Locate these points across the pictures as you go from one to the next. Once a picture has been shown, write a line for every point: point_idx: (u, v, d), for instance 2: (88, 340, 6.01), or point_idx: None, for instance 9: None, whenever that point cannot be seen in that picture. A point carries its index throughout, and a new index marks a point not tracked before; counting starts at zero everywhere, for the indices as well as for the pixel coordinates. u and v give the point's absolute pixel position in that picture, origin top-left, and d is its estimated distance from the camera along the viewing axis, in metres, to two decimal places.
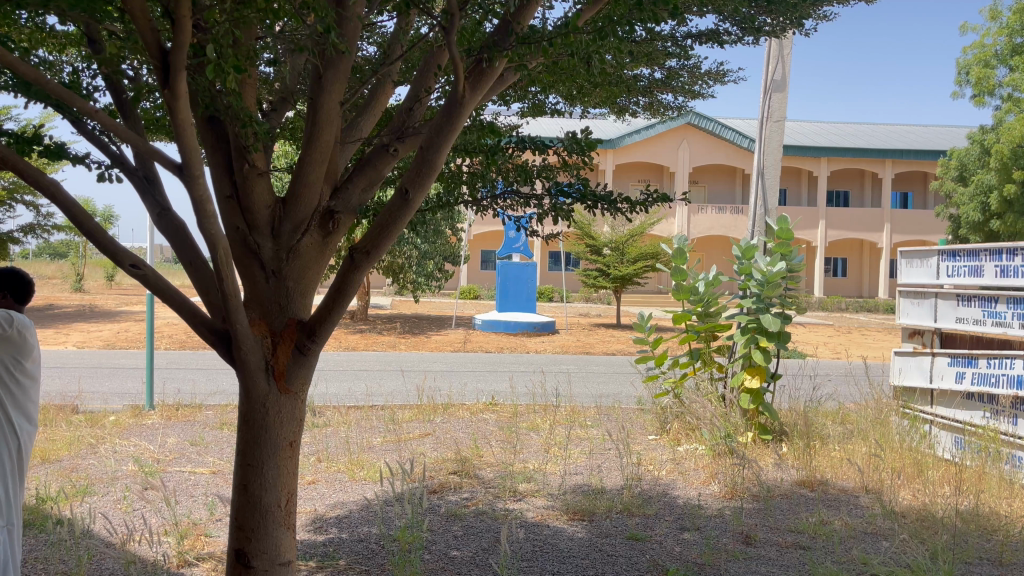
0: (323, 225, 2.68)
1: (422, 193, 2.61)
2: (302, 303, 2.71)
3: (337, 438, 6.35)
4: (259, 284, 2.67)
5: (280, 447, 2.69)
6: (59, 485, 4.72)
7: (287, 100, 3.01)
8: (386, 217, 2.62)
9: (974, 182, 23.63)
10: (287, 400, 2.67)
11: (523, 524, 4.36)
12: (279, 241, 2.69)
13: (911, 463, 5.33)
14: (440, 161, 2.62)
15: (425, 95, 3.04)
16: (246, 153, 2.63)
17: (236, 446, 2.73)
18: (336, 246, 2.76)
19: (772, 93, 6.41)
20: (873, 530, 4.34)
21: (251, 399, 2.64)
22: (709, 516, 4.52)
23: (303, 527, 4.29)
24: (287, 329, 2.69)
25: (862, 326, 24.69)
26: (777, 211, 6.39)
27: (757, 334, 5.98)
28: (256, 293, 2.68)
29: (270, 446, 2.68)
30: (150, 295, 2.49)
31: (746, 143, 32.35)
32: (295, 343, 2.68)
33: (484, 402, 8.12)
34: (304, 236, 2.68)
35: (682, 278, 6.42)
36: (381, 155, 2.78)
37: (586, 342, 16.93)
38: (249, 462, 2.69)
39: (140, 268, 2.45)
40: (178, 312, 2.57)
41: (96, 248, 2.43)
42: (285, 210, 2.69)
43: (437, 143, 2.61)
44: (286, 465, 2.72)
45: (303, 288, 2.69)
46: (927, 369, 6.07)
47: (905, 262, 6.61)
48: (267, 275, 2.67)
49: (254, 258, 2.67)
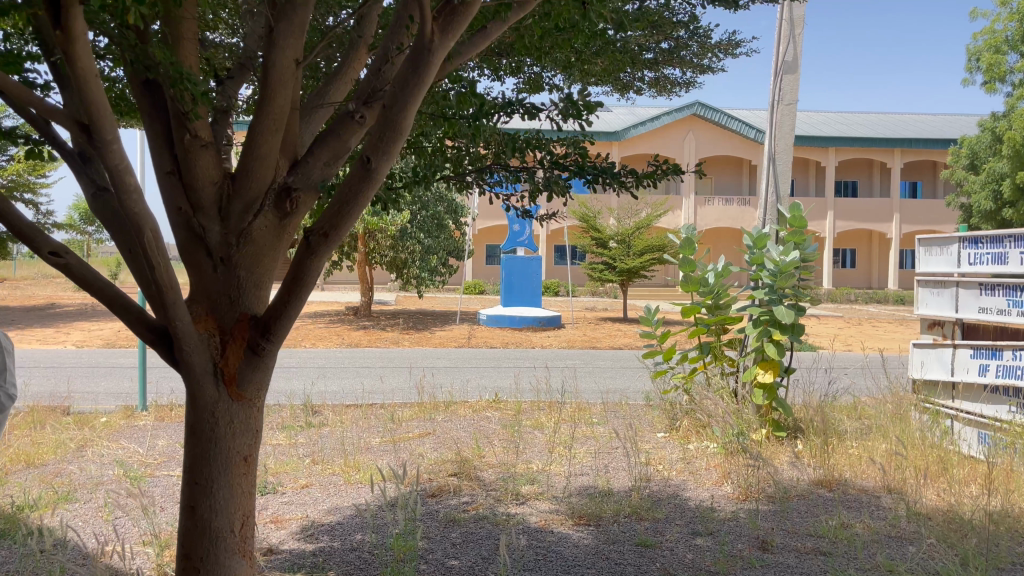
0: (278, 204, 2.43)
1: (388, 161, 2.34)
2: (256, 296, 2.49)
3: (334, 438, 6.14)
4: (207, 275, 2.46)
5: (233, 463, 2.48)
6: (40, 491, 4.51)
7: (246, 68, 2.81)
8: (346, 191, 2.36)
9: (985, 170, 23.26)
10: (239, 408, 2.46)
11: (525, 530, 4.12)
12: (228, 225, 2.47)
13: (935, 460, 5.08)
14: (406, 122, 2.35)
15: (396, 54, 2.80)
16: (186, 122, 2.43)
17: (184, 463, 2.51)
18: (294, 230, 2.52)
19: (783, 75, 6.09)
20: (898, 534, 4.09)
21: (198, 407, 2.44)
22: (722, 520, 4.27)
23: (292, 535, 4.05)
24: (239, 326, 2.46)
25: (873, 317, 24.36)
26: (790, 198, 6.11)
27: (770, 327, 5.75)
28: (204, 285, 2.47)
29: (220, 462, 2.47)
30: (74, 284, 2.27)
31: (753, 134, 32.09)
32: (247, 342, 2.45)
33: (487, 399, 7.88)
34: (256, 217, 2.45)
35: (691, 269, 6.17)
36: (346, 124, 2.56)
37: (592, 336, 16.65)
38: (197, 480, 2.47)
39: (61, 255, 2.22)
40: (112, 306, 2.35)
41: (13, 230, 2.20)
42: (235, 187, 2.48)
43: (403, 99, 2.35)
44: (239, 483, 2.50)
45: (257, 279, 2.46)
46: (948, 361, 5.80)
47: (924, 250, 6.33)
48: (215, 264, 2.45)
49: (200, 245, 2.46)
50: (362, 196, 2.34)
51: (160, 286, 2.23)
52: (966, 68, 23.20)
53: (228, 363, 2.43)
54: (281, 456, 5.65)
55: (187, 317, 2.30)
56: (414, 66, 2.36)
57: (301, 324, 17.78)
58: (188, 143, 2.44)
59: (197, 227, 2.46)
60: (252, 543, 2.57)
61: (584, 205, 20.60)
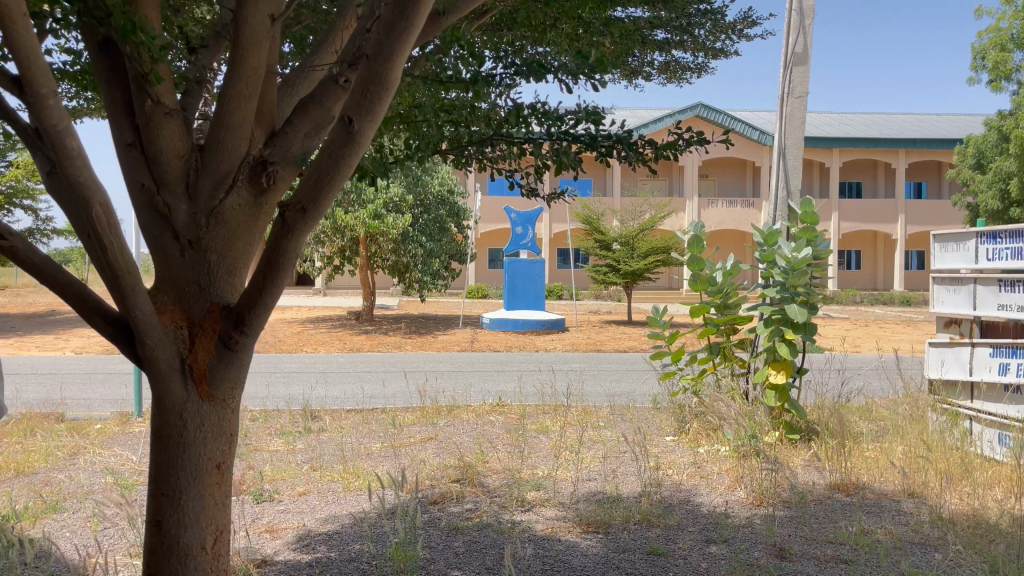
0: (252, 177, 2.31)
1: (371, 125, 2.22)
2: (227, 283, 2.36)
3: (336, 443, 5.97)
4: (173, 262, 2.33)
5: (204, 470, 2.35)
6: (26, 501, 4.35)
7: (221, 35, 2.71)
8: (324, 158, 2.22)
9: (992, 169, 23.06)
10: (210, 409, 2.33)
11: (531, 538, 3.94)
12: (196, 202, 2.34)
13: (957, 463, 4.90)
14: (395, 75, 2.24)
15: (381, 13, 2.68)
16: (147, 87, 2.30)
17: (150, 474, 2.38)
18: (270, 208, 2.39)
19: (793, 67, 5.90)
20: (922, 540, 3.90)
21: (166, 410, 2.31)
22: (737, 526, 4.09)
23: (288, 545, 3.88)
24: (209, 317, 2.34)
25: (879, 319, 24.14)
26: (801, 193, 5.94)
27: (782, 326, 5.58)
28: (172, 274, 2.34)
29: (190, 471, 2.33)
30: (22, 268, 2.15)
31: (756, 135, 31.78)
32: (218, 334, 2.32)
33: (491, 403, 7.71)
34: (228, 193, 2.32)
35: (700, 268, 5.99)
36: (329, 89, 2.42)
37: (597, 339, 16.46)
38: (165, 492, 2.34)
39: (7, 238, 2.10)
40: (65, 292, 2.23)
41: None
42: (204, 161, 2.35)
43: (387, 51, 2.21)
44: (210, 494, 2.36)
45: (229, 264, 2.33)
46: (966, 360, 5.62)
47: (939, 246, 6.15)
48: (182, 248, 2.32)
49: (165, 225, 2.33)
50: (342, 162, 2.21)
51: (115, 272, 2.12)
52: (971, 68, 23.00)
53: (198, 358, 2.30)
54: (280, 462, 5.49)
55: (147, 307, 2.17)
56: (401, 11, 2.21)
57: (302, 330, 17.64)
58: (151, 111, 2.32)
59: (161, 206, 2.32)
60: (228, 555, 2.45)
61: (588, 206, 20.47)
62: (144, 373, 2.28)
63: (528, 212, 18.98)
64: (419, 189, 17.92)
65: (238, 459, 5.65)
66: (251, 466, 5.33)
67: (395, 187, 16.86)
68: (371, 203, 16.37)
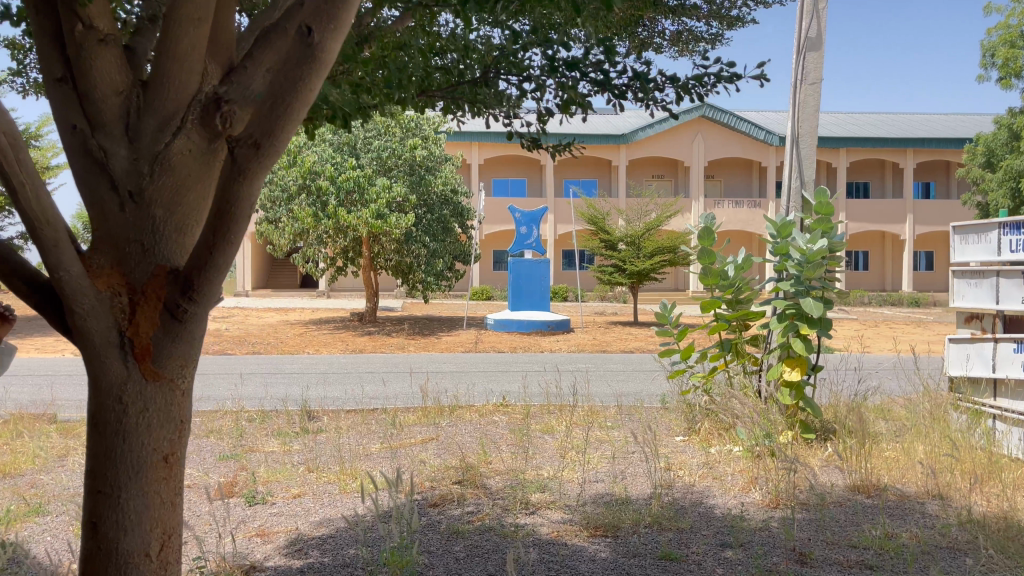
0: (202, 115, 2.16)
1: (328, 36, 2.11)
2: (175, 244, 2.19)
3: (334, 444, 5.77)
4: (111, 218, 2.17)
5: (148, 463, 2.16)
6: (8, 504, 4.16)
7: None
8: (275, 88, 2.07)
9: (1003, 168, 22.79)
10: (154, 390, 2.15)
11: (536, 542, 3.73)
12: (137, 147, 2.18)
13: (983, 463, 4.67)
14: None
15: None
16: (78, 14, 2.16)
17: (86, 469, 2.19)
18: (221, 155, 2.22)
19: (806, 52, 5.69)
20: (951, 545, 3.68)
21: (103, 387, 2.13)
22: (754, 529, 3.88)
23: (280, 550, 3.67)
24: (153, 281, 2.16)
25: (887, 319, 23.89)
26: (815, 184, 5.73)
27: (797, 321, 5.37)
28: (110, 230, 2.18)
29: (132, 465, 2.15)
30: None
31: (763, 135, 31.43)
32: (163, 303, 2.14)
33: (495, 403, 7.50)
34: (175, 137, 2.15)
35: (711, 261, 5.75)
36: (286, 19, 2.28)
37: (603, 340, 16.25)
38: (100, 487, 2.15)
39: None
40: None
41: None
42: (147, 101, 2.20)
43: None
44: (154, 489, 2.17)
45: (176, 222, 2.17)
46: (989, 357, 5.38)
47: (960, 238, 5.92)
48: (123, 201, 2.15)
49: (102, 173, 2.16)
50: (300, 84, 2.08)
51: (33, 221, 1.95)
52: (980, 65, 22.82)
53: (139, 331, 2.11)
54: (275, 464, 5.29)
55: (73, 266, 2.01)
56: None
57: (304, 331, 17.46)
58: (82, 39, 2.16)
59: (97, 151, 2.16)
60: (179, 556, 2.26)
61: (593, 206, 20.28)
62: (78, 344, 2.11)
63: (532, 212, 18.78)
64: (422, 188, 17.40)
65: (232, 460, 5.45)
66: (245, 468, 5.14)
67: (398, 186, 16.52)
68: (374, 202, 16.14)
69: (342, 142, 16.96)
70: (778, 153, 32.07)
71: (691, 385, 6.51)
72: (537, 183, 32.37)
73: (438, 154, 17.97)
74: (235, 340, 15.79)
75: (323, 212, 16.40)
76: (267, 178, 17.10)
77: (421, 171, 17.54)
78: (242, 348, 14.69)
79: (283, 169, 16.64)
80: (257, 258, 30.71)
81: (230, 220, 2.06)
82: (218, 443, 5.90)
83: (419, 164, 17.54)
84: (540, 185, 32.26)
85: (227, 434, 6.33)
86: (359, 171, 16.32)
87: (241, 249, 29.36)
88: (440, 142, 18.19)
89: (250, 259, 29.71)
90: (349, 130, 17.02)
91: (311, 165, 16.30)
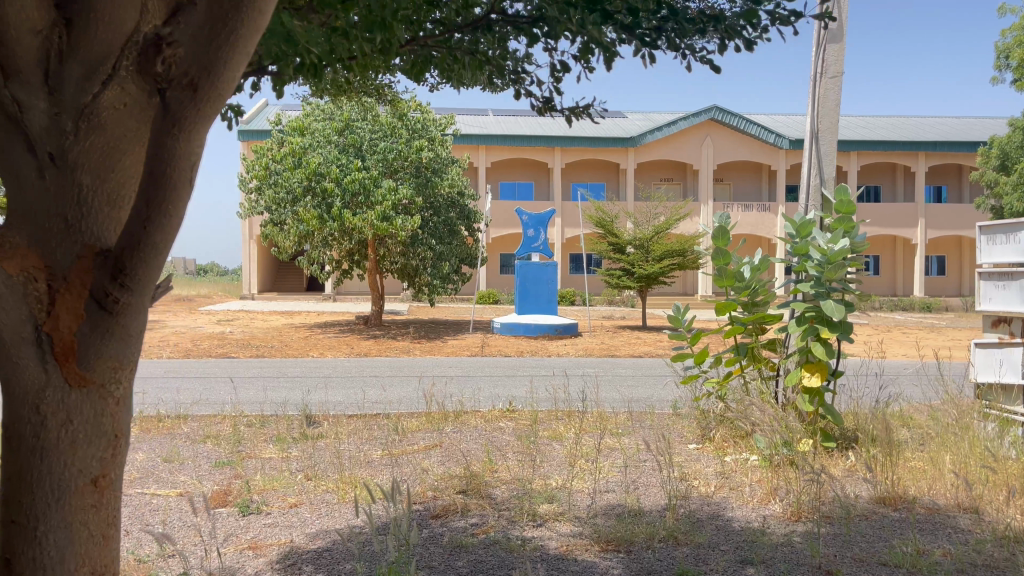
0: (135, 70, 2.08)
1: None
2: (103, 217, 2.13)
3: (335, 451, 5.57)
4: (30, 187, 2.08)
5: (72, 488, 2.14)
6: None
7: None
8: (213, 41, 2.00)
9: (1018, 170, 22.46)
10: (81, 397, 2.11)
11: (544, 557, 3.51)
12: (60, 104, 2.07)
13: (1016, 473, 4.42)
14: None
15: None
16: None
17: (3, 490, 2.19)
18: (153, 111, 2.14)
19: (827, 43, 5.44)
20: (988, 563, 3.43)
21: (24, 387, 2.07)
22: (776, 545, 3.64)
23: (271, 564, 3.45)
24: (80, 259, 2.09)
25: (900, 324, 23.56)
26: (836, 181, 5.49)
27: (817, 324, 5.13)
28: (29, 200, 2.09)
29: (52, 491, 2.13)
30: None
31: (772, 139, 31.13)
32: (87, 291, 2.06)
33: (501, 408, 7.29)
34: (107, 95, 2.07)
35: (726, 262, 5.52)
36: None
37: (610, 344, 16.01)
38: (15, 518, 2.14)
39: None
40: None
41: None
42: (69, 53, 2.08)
43: None
44: (80, 518, 2.16)
45: (107, 193, 2.12)
46: (1019, 363, 5.14)
47: (987, 238, 5.68)
48: (47, 167, 2.07)
49: (21, 135, 2.05)
50: (245, 17, 1.98)
51: None
52: (994, 66, 22.52)
53: (58, 326, 2.03)
54: (273, 471, 5.09)
55: None
56: None
57: (309, 335, 17.27)
58: None
59: (11, 106, 2.03)
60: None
61: (601, 209, 20.06)
62: None
63: (539, 214, 18.58)
64: (428, 190, 17.16)
65: (229, 467, 5.25)
66: (242, 475, 4.94)
67: (404, 188, 16.30)
68: (379, 204, 15.94)
69: (347, 143, 16.72)
70: (787, 156, 31.74)
71: (705, 391, 6.28)
72: (545, 187, 32.15)
73: (445, 156, 17.72)
74: (238, 344, 15.61)
75: (328, 215, 16.22)
76: (272, 180, 16.94)
77: (427, 173, 17.33)
78: (245, 352, 14.50)
79: (288, 171, 16.46)
80: (262, 261, 30.58)
81: (163, 195, 2.00)
82: (214, 449, 5.70)
83: (426, 166, 17.32)
84: (548, 188, 32.05)
85: (224, 439, 6.13)
86: (365, 173, 16.11)
87: (246, 252, 29.22)
88: (447, 143, 17.96)
89: (256, 262, 29.58)
90: (354, 131, 16.77)
91: (316, 166, 16.07)
